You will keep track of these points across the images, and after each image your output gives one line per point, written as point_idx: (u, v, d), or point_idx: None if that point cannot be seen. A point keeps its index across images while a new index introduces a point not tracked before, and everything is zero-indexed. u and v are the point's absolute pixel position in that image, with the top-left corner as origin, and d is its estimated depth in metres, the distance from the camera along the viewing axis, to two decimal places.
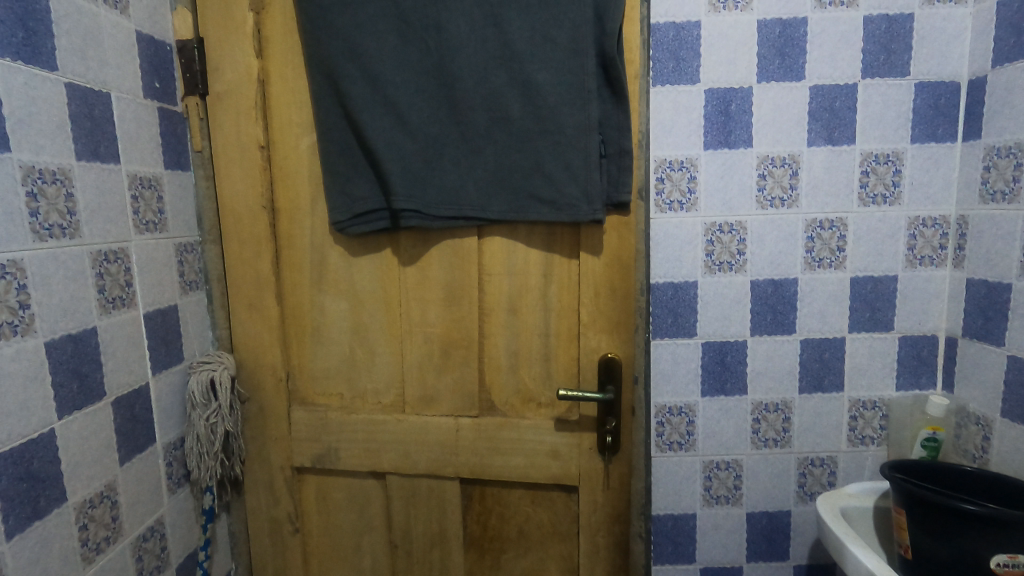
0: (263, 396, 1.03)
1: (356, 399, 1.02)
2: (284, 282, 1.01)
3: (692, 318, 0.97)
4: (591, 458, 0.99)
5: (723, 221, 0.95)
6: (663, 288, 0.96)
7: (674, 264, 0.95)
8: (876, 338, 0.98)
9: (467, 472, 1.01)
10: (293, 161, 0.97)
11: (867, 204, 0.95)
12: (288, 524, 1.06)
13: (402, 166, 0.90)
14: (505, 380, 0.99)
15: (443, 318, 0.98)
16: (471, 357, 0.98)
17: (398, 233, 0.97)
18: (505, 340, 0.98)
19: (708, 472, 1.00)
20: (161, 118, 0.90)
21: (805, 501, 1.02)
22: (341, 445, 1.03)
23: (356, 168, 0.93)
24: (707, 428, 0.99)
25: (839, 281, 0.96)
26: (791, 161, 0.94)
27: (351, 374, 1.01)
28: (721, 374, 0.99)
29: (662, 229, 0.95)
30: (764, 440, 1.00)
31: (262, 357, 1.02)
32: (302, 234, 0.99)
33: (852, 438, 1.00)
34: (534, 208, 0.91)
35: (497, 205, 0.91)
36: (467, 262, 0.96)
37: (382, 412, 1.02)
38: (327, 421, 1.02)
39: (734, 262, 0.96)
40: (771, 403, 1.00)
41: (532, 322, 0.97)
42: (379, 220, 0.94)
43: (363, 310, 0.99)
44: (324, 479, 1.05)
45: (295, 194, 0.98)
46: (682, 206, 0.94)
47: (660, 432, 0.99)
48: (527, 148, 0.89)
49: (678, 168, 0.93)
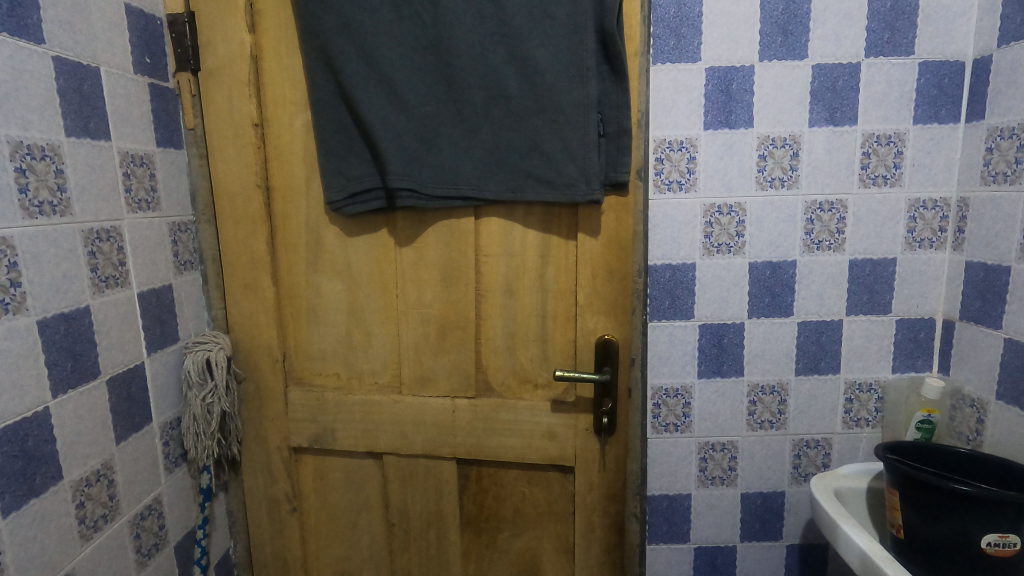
0: (260, 377, 1.03)
1: (353, 379, 1.02)
2: (279, 262, 1.00)
3: (690, 301, 0.97)
4: (588, 439, 0.99)
5: (722, 202, 0.94)
6: (660, 270, 0.96)
7: (672, 246, 0.95)
8: (874, 321, 0.98)
9: (463, 452, 1.01)
10: (287, 140, 0.96)
11: (868, 185, 0.94)
12: (286, 503, 1.07)
13: (397, 145, 0.89)
14: (502, 361, 0.98)
15: (439, 299, 0.97)
16: (467, 338, 0.98)
17: (394, 214, 0.96)
18: (502, 322, 0.97)
19: (704, 453, 1.01)
20: (152, 95, 0.89)
21: (799, 482, 1.02)
22: (338, 425, 1.03)
23: (352, 147, 0.92)
24: (703, 410, 1.00)
25: (838, 263, 0.96)
26: (792, 142, 0.93)
27: (348, 355, 1.01)
28: (718, 356, 0.99)
29: (661, 211, 0.94)
30: (759, 421, 1.01)
31: (258, 337, 1.02)
32: (297, 214, 0.98)
33: (847, 420, 1.01)
34: (531, 188, 0.89)
35: (494, 185, 0.90)
36: (463, 243, 0.95)
37: (379, 392, 1.02)
38: (324, 401, 1.02)
39: (733, 244, 0.95)
40: (767, 385, 1.00)
41: (529, 304, 0.96)
42: (375, 199, 0.92)
43: (359, 291, 0.99)
44: (321, 458, 1.06)
45: (290, 173, 0.97)
46: (681, 187, 0.94)
47: (657, 413, 1.00)
48: (525, 126, 0.87)
49: (677, 149, 0.93)
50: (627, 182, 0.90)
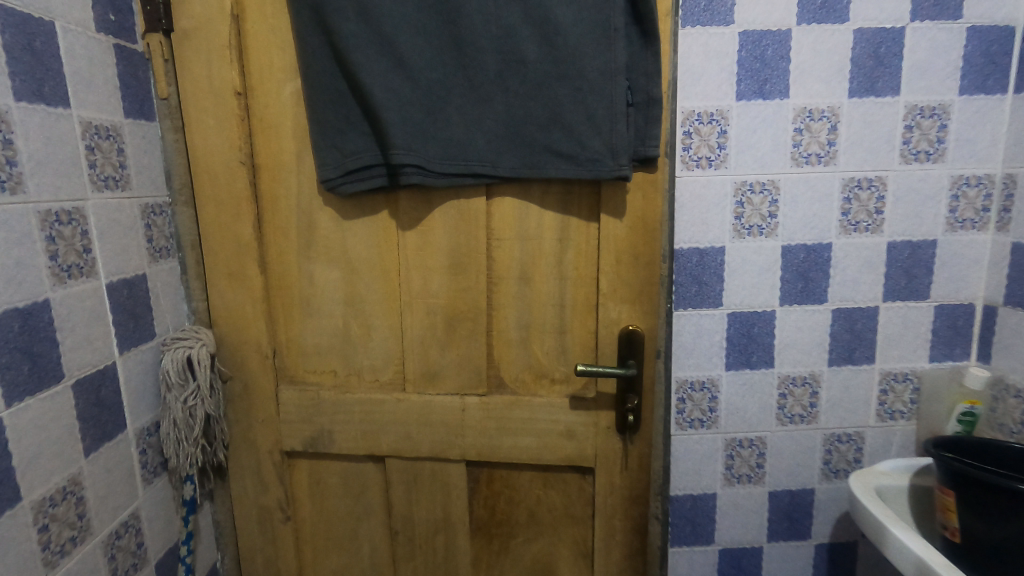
0: (247, 375, 0.93)
1: (351, 377, 0.93)
2: (267, 248, 0.90)
3: (718, 287, 0.90)
4: (609, 439, 0.90)
5: (755, 179, 0.87)
6: (687, 254, 0.89)
7: (701, 228, 0.88)
8: (911, 307, 0.92)
9: (473, 454, 0.92)
10: (274, 111, 0.85)
11: (910, 161, 0.87)
12: (278, 511, 0.98)
13: (401, 116, 0.79)
14: (515, 355, 0.90)
15: (447, 289, 0.88)
16: (478, 331, 0.89)
17: (397, 194, 0.86)
18: (516, 312, 0.88)
19: (730, 450, 0.95)
20: (118, 58, 0.78)
21: (830, 479, 0.97)
22: (335, 427, 0.94)
23: (349, 119, 0.82)
24: (730, 404, 0.94)
25: (876, 246, 0.90)
26: (830, 114, 0.86)
27: (346, 350, 0.92)
28: (747, 347, 0.92)
29: (688, 190, 0.87)
30: (790, 415, 0.95)
31: (245, 333, 0.91)
32: (287, 194, 0.88)
33: (881, 413, 0.95)
34: (550, 164, 0.80)
35: (509, 161, 0.81)
36: (474, 226, 0.85)
37: (380, 391, 0.92)
38: (320, 401, 0.93)
39: (765, 225, 0.89)
40: (799, 376, 0.94)
41: (545, 291, 0.87)
42: (374, 177, 0.83)
43: (358, 280, 0.90)
44: (317, 462, 0.97)
45: (278, 148, 0.86)
46: (710, 163, 0.87)
47: (681, 409, 0.94)
48: (544, 95, 0.78)
49: (707, 121, 0.85)
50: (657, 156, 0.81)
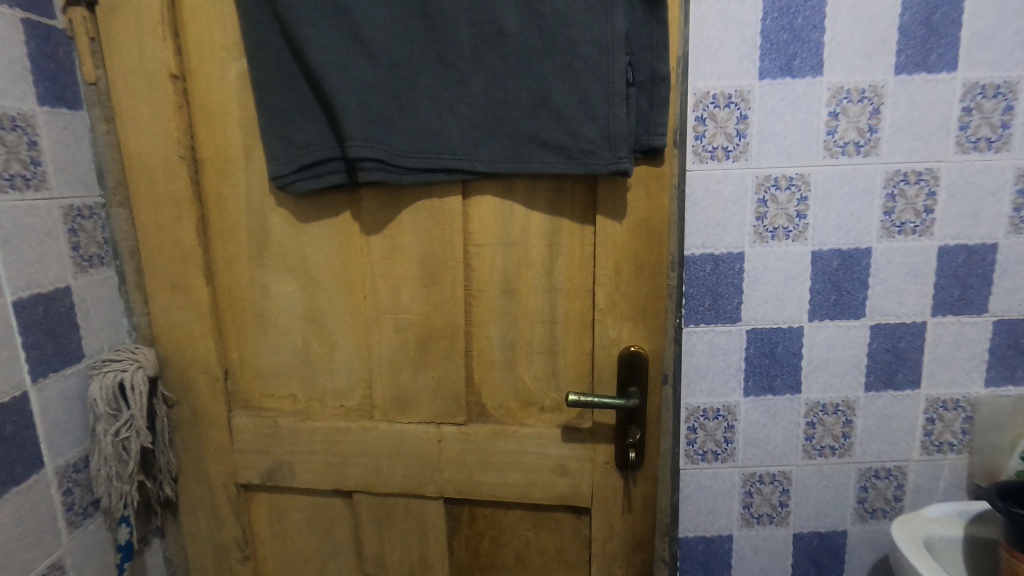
0: (195, 399, 0.82)
1: (313, 402, 0.81)
2: (215, 255, 0.78)
3: (736, 300, 0.77)
4: (608, 476, 0.78)
5: (780, 173, 0.74)
6: (700, 262, 0.76)
7: (716, 231, 0.75)
8: (965, 323, 0.78)
9: (452, 491, 0.81)
10: (217, 97, 0.73)
11: (967, 150, 0.73)
12: (235, 550, 0.87)
13: (358, 102, 0.67)
14: (499, 379, 0.77)
15: (419, 303, 0.76)
16: (455, 352, 0.77)
17: (359, 193, 0.74)
18: (499, 330, 0.76)
19: (749, 486, 0.83)
20: (28, 35, 0.66)
21: (864, 520, 0.84)
22: (295, 458, 0.82)
23: (300, 106, 0.70)
24: (749, 434, 0.81)
25: (924, 251, 0.76)
26: (872, 94, 0.72)
27: (306, 371, 0.81)
28: (770, 369, 0.79)
29: (701, 186, 0.74)
30: (819, 447, 0.82)
31: (191, 351, 0.80)
32: (234, 194, 0.76)
33: (926, 445, 0.82)
34: (536, 157, 0.67)
35: (487, 153, 0.68)
36: (448, 231, 0.73)
37: (346, 418, 0.81)
38: (278, 429, 0.82)
39: (792, 227, 0.75)
40: (830, 403, 0.80)
41: (532, 306, 0.75)
42: (331, 174, 0.71)
43: (318, 292, 0.78)
44: (278, 496, 0.85)
45: (223, 141, 0.75)
46: (728, 154, 0.73)
47: (692, 440, 0.81)
48: (528, 74, 0.65)
49: (724, 104, 0.72)
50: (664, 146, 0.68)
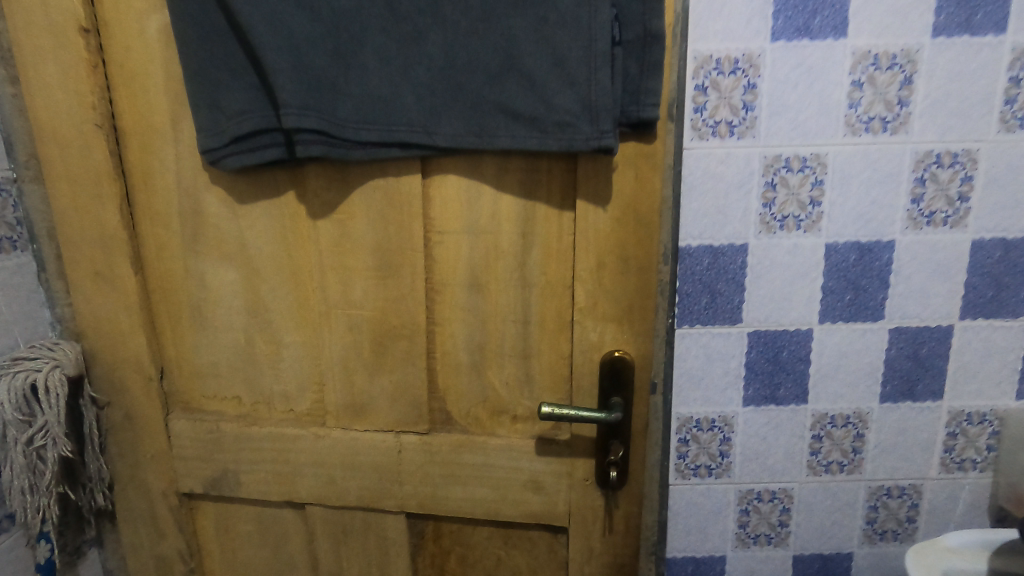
0: (128, 400, 0.73)
1: (260, 406, 0.73)
2: (145, 240, 0.69)
3: (737, 299, 0.68)
4: (587, 494, 0.69)
5: (792, 153, 0.64)
6: (697, 255, 0.66)
7: (716, 220, 0.65)
8: (998, 328, 0.68)
9: (414, 506, 0.72)
10: (138, 56, 0.63)
11: (1012, 129, 0.63)
12: (180, 563, 0.79)
13: (294, 62, 0.56)
14: (465, 385, 0.68)
15: (374, 297, 0.66)
16: (415, 354, 0.67)
17: (304, 170, 0.64)
18: (465, 330, 0.67)
19: (745, 505, 0.74)
20: None
21: (872, 542, 0.76)
22: (241, 467, 0.74)
23: (229, 67, 0.59)
24: (748, 448, 0.73)
25: (955, 246, 0.66)
26: (904, 60, 0.61)
27: (251, 372, 0.72)
28: (773, 376, 0.70)
29: (701, 166, 0.64)
30: (825, 463, 0.73)
31: (121, 348, 0.71)
32: (163, 170, 0.66)
33: (946, 463, 0.73)
34: (504, 130, 0.57)
35: (447, 125, 0.58)
36: (406, 216, 0.63)
37: (295, 424, 0.72)
38: (221, 435, 0.73)
39: (804, 216, 0.65)
40: (840, 415, 0.72)
41: (502, 304, 0.65)
42: (267, 148, 0.61)
43: (261, 283, 0.69)
44: (224, 506, 0.77)
45: (147, 108, 0.64)
46: (732, 131, 0.63)
47: (684, 453, 0.72)
48: (494, 29, 0.54)
49: (729, 71, 0.61)
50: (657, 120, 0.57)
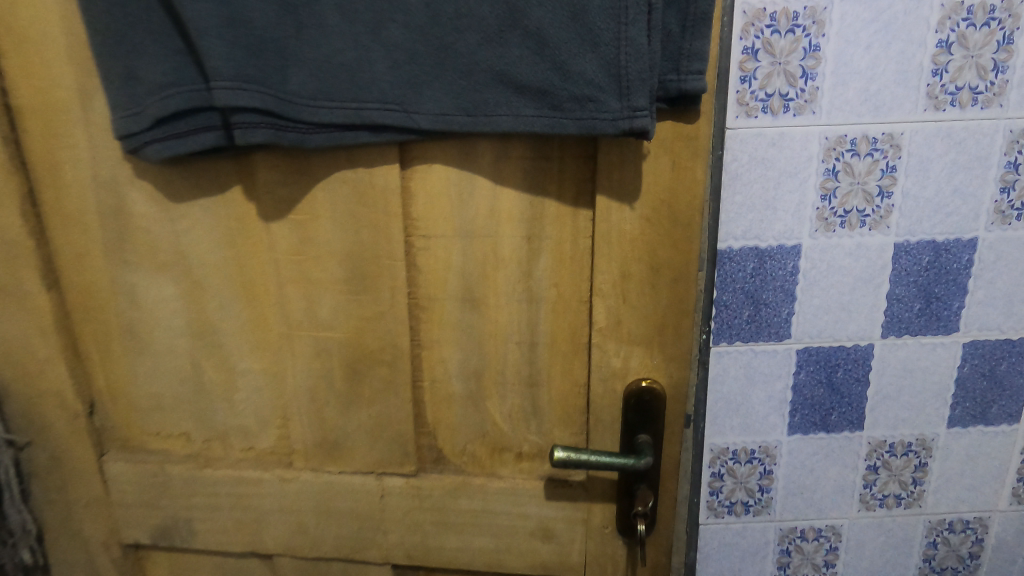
0: (53, 439, 0.61)
1: (213, 443, 0.61)
2: (59, 248, 0.56)
3: (786, 311, 0.56)
4: (606, 543, 0.58)
5: (861, 132, 0.51)
6: (739, 258, 0.55)
7: (764, 216, 0.53)
8: None
9: (401, 557, 0.61)
10: (29, 14, 0.49)
11: None
12: None
13: (225, 18, 0.43)
14: (459, 418, 0.57)
15: (344, 316, 0.54)
16: (398, 383, 0.55)
17: (251, 160, 0.51)
18: (458, 354, 0.55)
19: (786, 544, 0.64)
20: None
21: None
22: (194, 514, 0.62)
23: (144, 27, 0.45)
24: (792, 481, 0.62)
25: None
26: (1004, 14, 0.49)
27: (200, 404, 0.59)
28: (824, 400, 0.59)
29: (748, 150, 0.52)
30: (881, 497, 0.63)
31: (40, 378, 0.59)
32: (75, 162, 0.53)
33: (1019, 493, 0.63)
34: (504, 107, 0.44)
35: (430, 100, 0.44)
36: (381, 216, 0.50)
37: (256, 465, 0.60)
38: (167, 479, 0.61)
39: (871, 210, 0.54)
40: (900, 442, 0.61)
41: (503, 323, 0.53)
42: (199, 133, 0.47)
43: (206, 299, 0.56)
44: (177, 558, 0.66)
45: (47, 82, 0.51)
46: (787, 105, 0.50)
47: (716, 489, 0.62)
48: None
49: (787, 29, 0.49)
50: (704, 93, 0.43)
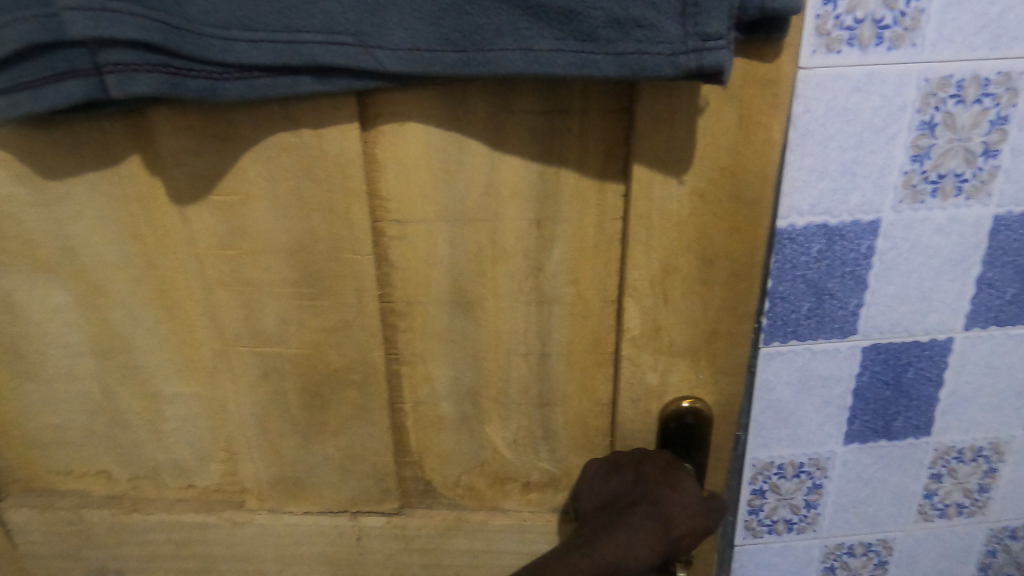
0: None
1: (142, 482, 0.49)
2: None
3: (854, 301, 0.45)
4: None
5: (972, 71, 0.39)
6: (802, 239, 0.43)
7: (838, 184, 0.41)
8: None
9: None
10: None
11: None
12: None
13: None
14: (451, 445, 0.45)
15: (297, 329, 0.41)
16: (372, 408, 0.43)
17: (151, 121, 0.36)
18: (447, 371, 0.43)
19: (831, 561, 0.56)
20: None
21: None
22: (126, 565, 0.51)
23: None
24: (844, 495, 0.53)
25: None
26: None
27: (120, 438, 0.47)
28: (889, 405, 0.49)
29: (824, 98, 0.39)
30: (942, 507, 0.54)
31: None
32: None
33: None
34: (507, 37, 0.30)
35: (398, 28, 0.30)
36: (338, 197, 0.37)
37: (199, 506, 0.49)
38: (88, 526, 0.49)
39: (971, 174, 0.42)
40: (970, 447, 0.52)
41: (506, 331, 0.41)
42: (57, 84, 0.32)
43: (114, 308, 0.42)
44: None
45: None
46: (880, 36, 0.38)
47: (756, 507, 0.53)
48: None
49: None
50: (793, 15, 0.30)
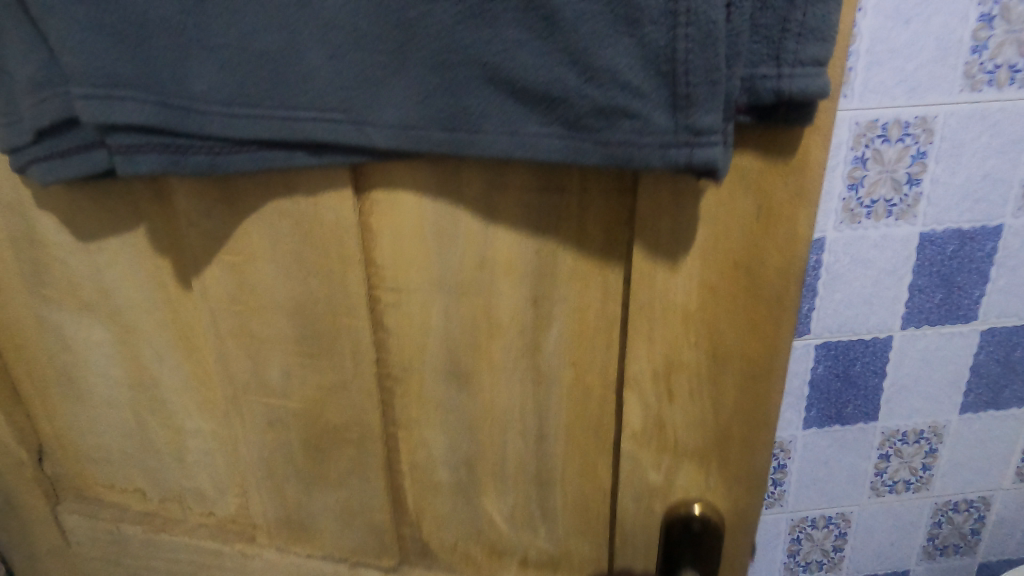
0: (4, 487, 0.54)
1: (170, 504, 0.52)
2: None
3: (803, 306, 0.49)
4: None
5: (892, 117, 0.43)
6: None
7: None
8: None
9: None
10: None
11: None
12: None
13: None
14: (447, 509, 0.46)
15: (297, 386, 0.42)
16: (368, 465, 0.44)
17: (170, 182, 0.38)
18: (444, 439, 0.43)
19: (796, 533, 0.60)
20: None
21: (932, 557, 0.62)
22: None
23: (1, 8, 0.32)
24: (805, 474, 0.57)
25: None
26: None
27: (152, 464, 0.50)
28: (839, 393, 0.53)
29: None
30: (891, 483, 0.58)
31: None
32: None
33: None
34: (491, 118, 0.30)
35: (387, 106, 0.30)
36: (324, 259, 0.37)
37: (219, 533, 0.51)
38: (124, 539, 0.53)
39: (897, 201, 0.46)
40: (913, 430, 0.55)
41: (502, 400, 0.41)
42: (85, 153, 0.35)
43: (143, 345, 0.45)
44: None
45: None
46: None
47: None
48: None
49: None
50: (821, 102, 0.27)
